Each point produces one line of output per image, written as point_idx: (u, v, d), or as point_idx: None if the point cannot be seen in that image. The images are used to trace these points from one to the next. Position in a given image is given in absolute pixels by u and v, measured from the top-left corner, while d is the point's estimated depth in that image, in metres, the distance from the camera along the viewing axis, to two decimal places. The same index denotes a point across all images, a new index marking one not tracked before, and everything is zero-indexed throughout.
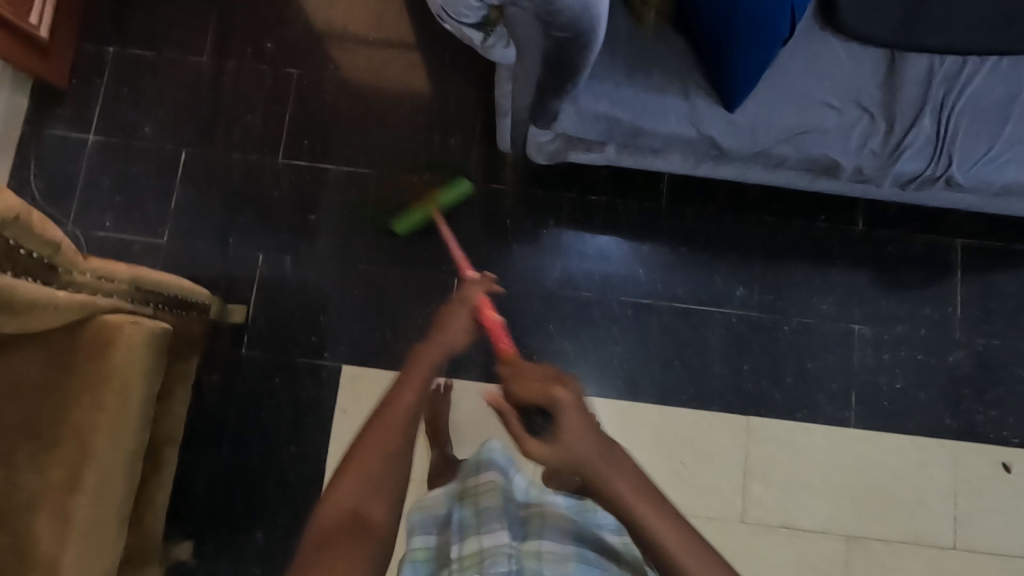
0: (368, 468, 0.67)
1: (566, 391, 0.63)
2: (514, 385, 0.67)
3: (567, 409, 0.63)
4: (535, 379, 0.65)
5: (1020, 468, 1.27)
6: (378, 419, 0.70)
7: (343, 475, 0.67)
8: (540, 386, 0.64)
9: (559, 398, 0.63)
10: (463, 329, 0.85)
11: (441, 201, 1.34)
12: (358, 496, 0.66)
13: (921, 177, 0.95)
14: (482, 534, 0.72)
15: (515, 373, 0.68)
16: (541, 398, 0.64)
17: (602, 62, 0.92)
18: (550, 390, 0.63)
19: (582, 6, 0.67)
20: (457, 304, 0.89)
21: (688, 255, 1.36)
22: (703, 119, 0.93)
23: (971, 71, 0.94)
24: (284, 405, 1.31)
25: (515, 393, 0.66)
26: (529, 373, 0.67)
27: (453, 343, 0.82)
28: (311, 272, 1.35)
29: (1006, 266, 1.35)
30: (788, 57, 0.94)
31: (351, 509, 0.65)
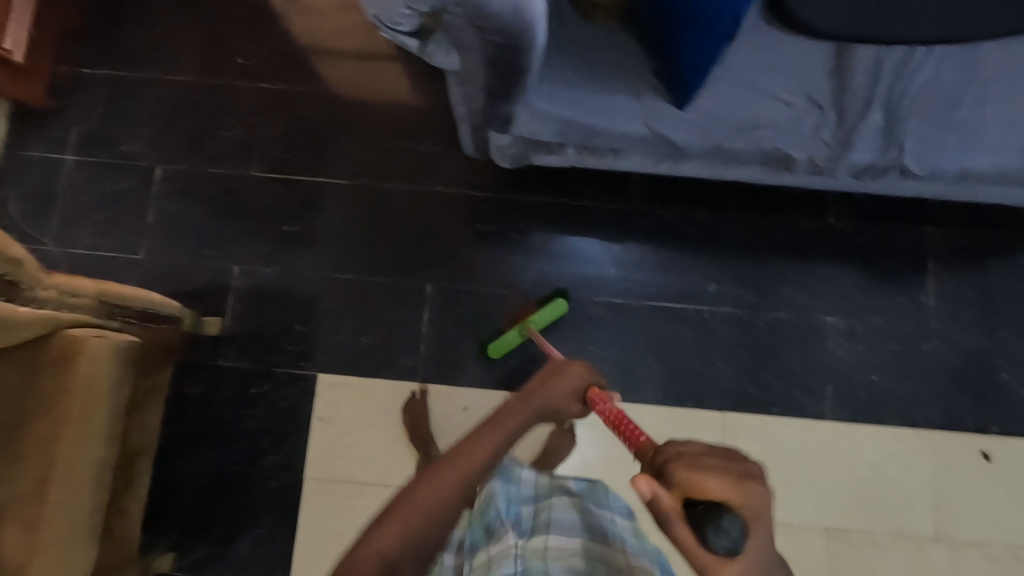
0: (409, 521, 0.72)
1: (757, 485, 0.66)
2: (699, 477, 0.66)
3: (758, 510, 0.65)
4: (724, 477, 0.66)
5: (1000, 456, 1.27)
6: (450, 467, 0.78)
7: (388, 522, 0.72)
8: (732, 479, 0.66)
9: (751, 502, 0.65)
10: (570, 399, 0.96)
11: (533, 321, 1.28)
12: (397, 549, 0.70)
13: (873, 166, 0.96)
14: (490, 545, 0.79)
15: (691, 462, 0.68)
16: (734, 496, 0.65)
17: (551, 63, 0.93)
18: (747, 484, 0.66)
19: (511, 10, 0.69)
20: (570, 368, 0.97)
21: (660, 253, 1.35)
22: (657, 117, 0.94)
23: (918, 61, 0.95)
24: (262, 414, 1.32)
25: (700, 487, 0.65)
26: (710, 465, 0.68)
27: (557, 405, 0.95)
28: (286, 281, 1.36)
29: (984, 253, 1.33)
30: (739, 53, 0.94)
31: (384, 558, 0.69)
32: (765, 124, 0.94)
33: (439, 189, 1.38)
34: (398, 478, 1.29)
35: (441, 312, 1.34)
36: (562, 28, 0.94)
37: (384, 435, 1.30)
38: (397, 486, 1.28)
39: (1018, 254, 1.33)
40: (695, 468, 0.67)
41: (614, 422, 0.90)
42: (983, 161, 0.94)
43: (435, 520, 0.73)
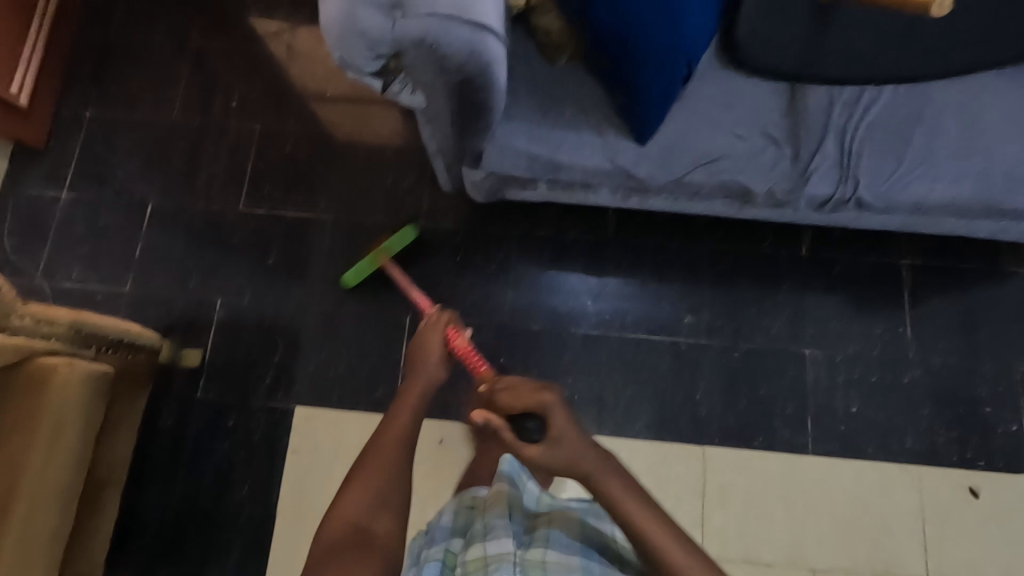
0: (370, 485, 0.80)
1: (552, 393, 0.75)
2: (507, 397, 0.77)
3: (555, 410, 0.75)
4: (526, 390, 0.76)
5: (987, 491, 1.24)
6: (375, 444, 0.84)
7: (349, 489, 0.80)
8: (528, 392, 0.76)
9: (546, 401, 0.75)
10: (434, 360, 0.94)
11: (388, 246, 1.34)
12: (364, 507, 0.79)
13: (832, 199, 0.98)
14: (488, 541, 0.75)
15: (504, 386, 0.79)
16: (533, 401, 0.75)
17: (517, 103, 0.98)
18: (540, 394, 0.75)
19: (468, 50, 0.72)
20: (430, 326, 0.97)
21: (635, 284, 1.37)
22: (620, 152, 0.98)
23: (870, 98, 0.99)
24: (237, 445, 1.31)
25: (507, 403, 0.76)
26: (520, 384, 0.78)
27: (429, 374, 0.92)
28: (267, 313, 1.38)
29: (959, 285, 1.34)
30: (696, 93, 0.99)
31: (357, 520, 0.78)
32: (724, 158, 0.98)
33: (419, 222, 1.42)
34: None
35: None
36: (527, 68, 0.99)
37: None
38: None
39: (992, 285, 1.34)
40: (503, 389, 0.78)
41: (464, 356, 0.96)
42: (940, 193, 0.97)
43: (392, 479, 0.81)
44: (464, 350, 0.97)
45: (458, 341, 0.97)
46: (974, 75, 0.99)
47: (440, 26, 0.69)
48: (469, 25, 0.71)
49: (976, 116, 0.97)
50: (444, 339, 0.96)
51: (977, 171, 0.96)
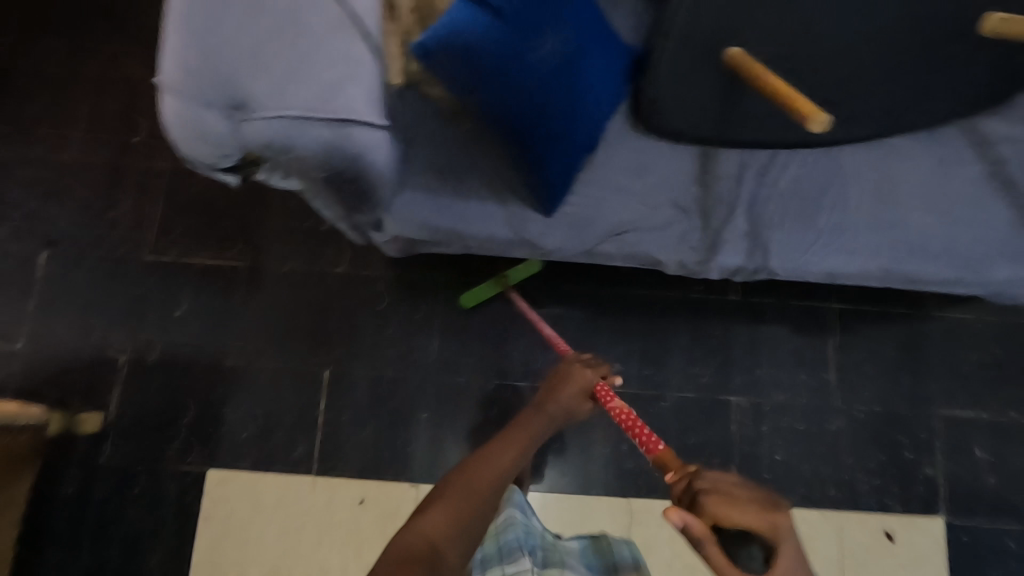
0: (457, 505, 0.72)
1: (787, 518, 0.66)
2: (725, 507, 0.67)
3: (786, 539, 0.66)
4: (751, 507, 0.67)
5: (904, 536, 1.26)
6: (472, 464, 0.79)
7: (435, 506, 0.71)
8: (758, 511, 0.67)
9: (781, 526, 0.66)
10: (577, 395, 0.95)
11: (512, 278, 1.29)
12: (449, 531, 0.69)
13: (744, 269, 0.96)
14: (505, 563, 0.83)
15: (714, 489, 0.69)
16: (760, 525, 0.66)
17: (414, 172, 0.92)
18: (773, 518, 0.66)
19: (326, 145, 0.68)
20: (578, 369, 0.97)
21: (565, 333, 1.33)
22: (527, 223, 0.93)
23: (781, 164, 0.96)
24: (144, 514, 1.24)
25: (724, 517, 0.66)
26: (738, 494, 0.68)
27: (555, 412, 0.93)
28: (176, 369, 1.30)
29: (882, 328, 1.34)
30: (604, 159, 0.95)
31: (431, 539, 0.67)
32: (634, 229, 0.94)
33: (340, 270, 1.35)
34: None
35: (341, 399, 1.29)
36: (425, 132, 0.92)
37: (275, 532, 1.24)
38: None
39: (913, 328, 1.35)
40: (720, 494, 0.68)
41: (623, 420, 0.89)
42: (850, 264, 0.95)
43: (475, 509, 0.73)
44: (620, 408, 0.90)
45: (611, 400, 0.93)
46: (886, 139, 0.97)
47: (296, 128, 0.66)
48: (326, 122, 0.67)
49: (887, 184, 0.95)
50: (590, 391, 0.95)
51: (887, 242, 0.94)
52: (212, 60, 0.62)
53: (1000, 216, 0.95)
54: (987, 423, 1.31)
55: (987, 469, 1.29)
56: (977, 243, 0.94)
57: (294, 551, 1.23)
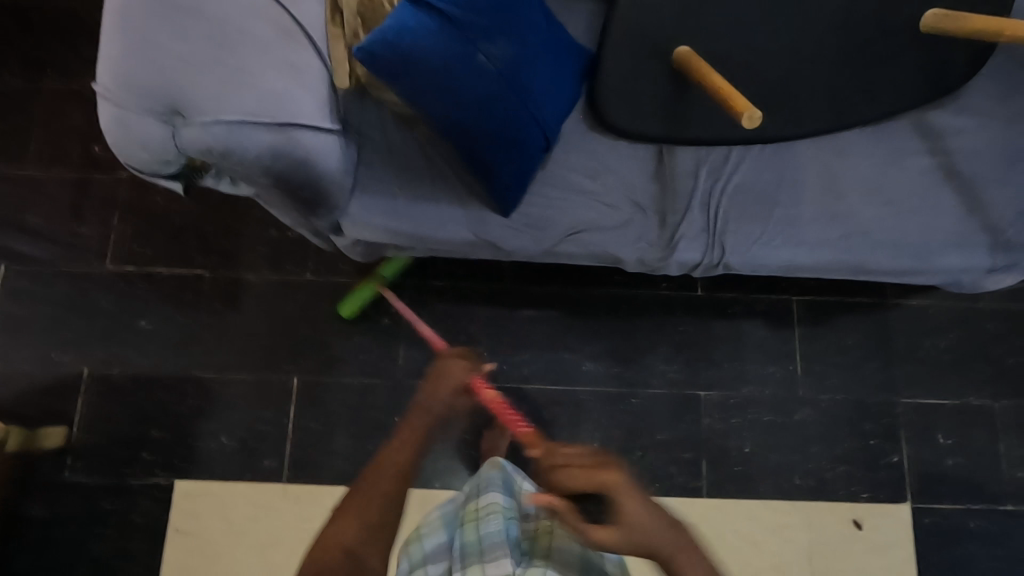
0: (366, 511, 0.74)
1: (611, 471, 0.72)
2: (560, 479, 0.73)
3: (615, 491, 0.72)
4: (581, 469, 0.73)
5: (871, 522, 1.28)
6: (371, 474, 0.78)
7: (343, 517, 0.74)
8: (587, 472, 0.72)
9: (607, 481, 0.72)
10: (449, 394, 0.86)
11: (383, 272, 1.29)
12: (360, 539, 0.72)
13: (702, 264, 0.97)
14: (486, 562, 0.77)
15: (558, 462, 0.74)
16: (592, 484, 0.72)
17: (371, 175, 0.91)
18: (595, 476, 0.72)
19: (271, 149, 0.68)
20: (449, 365, 0.88)
21: (534, 333, 1.33)
22: (484, 225, 0.93)
23: (736, 160, 0.97)
24: (111, 529, 1.21)
25: (561, 487, 0.73)
26: (570, 461, 0.74)
27: (437, 411, 0.85)
28: (141, 380, 1.28)
29: (846, 320, 1.37)
30: (560, 159, 0.95)
31: (348, 548, 0.72)
32: (592, 228, 0.94)
33: (307, 276, 1.33)
34: None
35: (310, 406, 1.28)
36: (381, 136, 0.92)
37: (244, 542, 1.22)
38: None
39: (876, 318, 1.37)
40: (559, 465, 0.74)
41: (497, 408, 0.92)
42: (805, 257, 0.96)
43: (388, 508, 0.75)
44: (491, 400, 0.92)
45: (486, 389, 0.93)
46: (836, 134, 0.99)
47: (233, 134, 0.65)
48: (268, 126, 0.67)
49: (838, 178, 0.97)
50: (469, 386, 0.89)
51: (841, 235, 0.96)
52: (152, 70, 0.61)
53: (950, 205, 0.97)
54: (950, 408, 1.34)
55: (951, 455, 1.32)
56: (929, 232, 0.96)
57: (265, 561, 1.21)
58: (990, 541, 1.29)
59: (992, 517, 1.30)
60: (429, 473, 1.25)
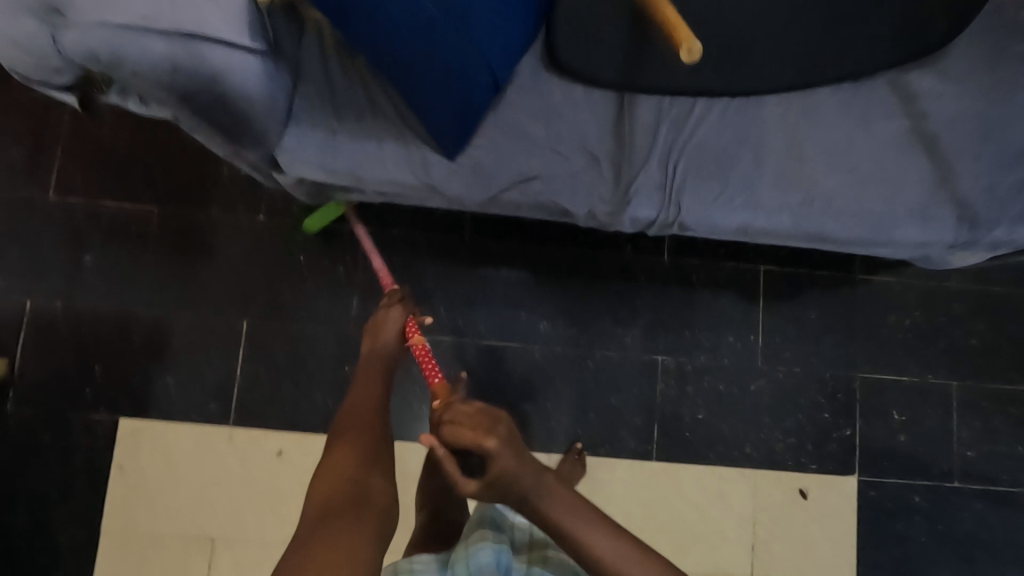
0: (357, 444, 0.77)
1: (496, 440, 0.68)
2: (449, 435, 0.69)
3: (496, 457, 0.68)
4: (468, 428, 0.69)
5: (817, 494, 1.29)
6: (347, 418, 0.82)
7: (332, 456, 0.76)
8: (472, 435, 0.68)
9: (489, 447, 0.68)
10: (392, 339, 0.95)
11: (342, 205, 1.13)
12: (360, 466, 0.75)
13: (656, 222, 0.93)
14: None
15: (448, 420, 0.71)
16: (474, 445, 0.68)
17: (306, 108, 0.86)
18: (478, 439, 0.67)
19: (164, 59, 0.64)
20: (388, 313, 0.97)
21: (491, 289, 1.30)
22: (428, 169, 0.89)
23: (699, 114, 0.91)
24: (55, 463, 1.21)
25: (447, 443, 0.70)
26: (462, 420, 0.70)
27: (385, 358, 0.93)
28: (86, 316, 1.24)
29: (811, 293, 1.34)
30: (512, 102, 0.89)
31: (350, 479, 0.73)
32: (541, 177, 0.90)
33: (259, 218, 1.28)
34: (204, 527, 1.21)
35: (259, 352, 1.25)
36: (319, 66, 0.86)
37: (188, 482, 1.22)
38: (207, 537, 1.21)
39: (842, 293, 1.34)
40: (450, 421, 0.70)
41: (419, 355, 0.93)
42: (764, 220, 0.92)
43: (378, 441, 0.79)
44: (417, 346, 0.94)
45: (416, 335, 0.96)
46: (808, 91, 0.92)
47: (126, 38, 0.62)
48: (163, 35, 0.63)
49: (805, 139, 0.92)
50: (401, 333, 0.96)
51: (802, 198, 0.92)
52: None
53: (919, 175, 0.92)
54: (906, 385, 1.33)
55: (902, 431, 1.32)
56: (892, 202, 0.92)
57: (210, 502, 1.22)
58: (930, 517, 1.30)
59: (936, 493, 1.31)
60: None
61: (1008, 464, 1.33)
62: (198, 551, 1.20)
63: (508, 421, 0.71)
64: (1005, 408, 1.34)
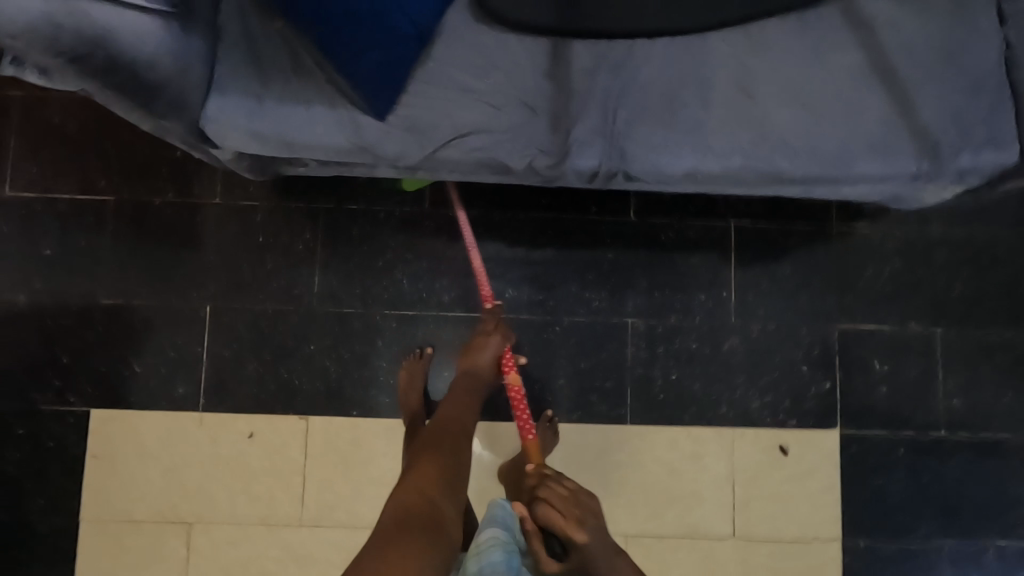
0: (439, 466, 0.83)
1: (584, 534, 0.84)
2: (545, 513, 0.86)
3: (580, 548, 0.83)
4: (562, 512, 0.86)
5: (796, 450, 1.26)
6: (433, 435, 0.90)
7: (416, 472, 0.82)
8: (566, 522, 0.84)
9: (575, 538, 0.83)
10: (489, 366, 1.06)
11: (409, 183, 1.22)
12: (434, 486, 0.79)
13: (599, 171, 0.91)
14: None
15: (545, 499, 0.88)
16: (563, 530, 0.84)
17: (226, 74, 0.83)
18: (570, 530, 0.84)
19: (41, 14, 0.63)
20: (489, 340, 1.09)
21: (455, 259, 1.28)
22: (360, 130, 0.86)
23: (640, 56, 0.87)
24: (28, 454, 1.21)
25: (541, 518, 0.86)
26: (556, 505, 0.87)
27: (482, 380, 1.04)
28: (49, 308, 1.24)
29: (784, 246, 1.29)
30: (442, 56, 0.86)
31: (427, 496, 0.77)
32: (477, 132, 0.88)
33: (215, 201, 1.26)
34: (180, 512, 1.22)
35: (222, 336, 1.25)
36: (237, 28, 0.84)
37: (162, 468, 1.22)
38: (184, 521, 1.22)
39: (816, 244, 1.30)
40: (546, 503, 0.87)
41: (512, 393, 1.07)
42: (713, 163, 0.88)
43: (456, 466, 0.85)
44: (513, 385, 1.08)
45: (513, 372, 1.09)
46: (756, 23, 0.86)
47: None
48: None
49: (754, 74, 0.87)
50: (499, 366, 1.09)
51: (753, 138, 0.88)
52: None
53: (876, 106, 0.87)
54: (887, 335, 1.29)
55: (883, 382, 1.28)
56: (850, 137, 0.88)
57: (185, 486, 1.22)
58: (915, 467, 1.27)
59: (920, 443, 1.28)
60: (346, 400, 1.25)
61: (995, 411, 1.29)
62: (175, 535, 1.21)
63: (592, 510, 0.88)
64: (991, 354, 1.30)
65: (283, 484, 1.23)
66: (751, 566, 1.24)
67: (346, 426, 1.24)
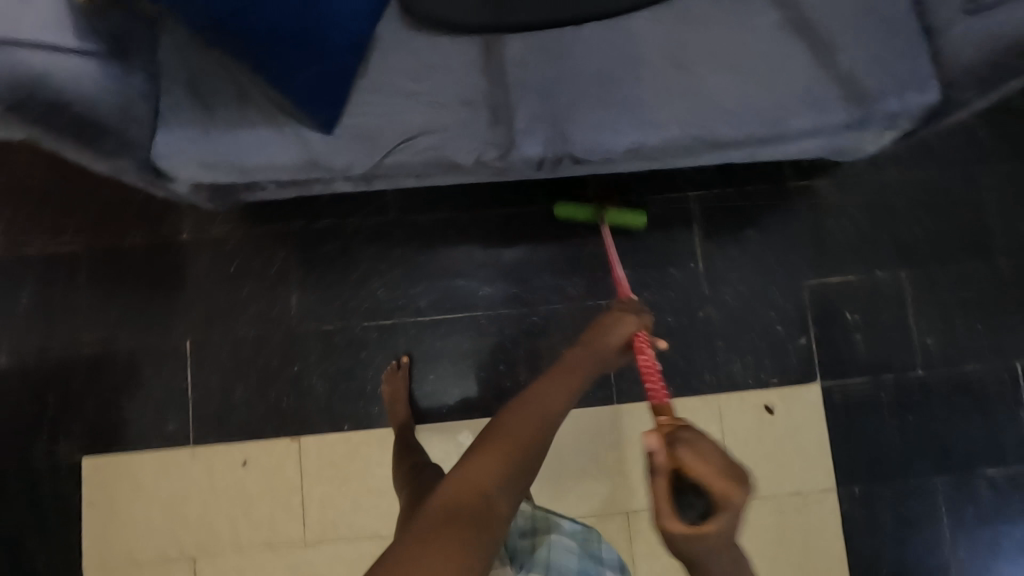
0: (507, 453, 0.64)
1: (744, 497, 0.59)
2: (694, 458, 0.62)
3: (730, 512, 0.59)
4: (715, 462, 0.61)
5: (783, 407, 1.29)
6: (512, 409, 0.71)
7: (476, 454, 0.63)
8: (720, 476, 0.60)
9: (734, 499, 0.59)
10: (613, 344, 0.87)
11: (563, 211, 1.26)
12: (495, 479, 0.61)
13: (546, 157, 0.94)
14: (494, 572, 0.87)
15: (689, 440, 0.63)
16: (715, 482, 0.60)
17: (171, 109, 0.85)
18: (731, 487, 0.59)
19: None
20: (618, 322, 0.90)
21: (427, 263, 1.30)
22: (307, 145, 0.88)
23: (569, 43, 0.90)
24: (26, 511, 1.22)
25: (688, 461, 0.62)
26: (709, 456, 0.62)
27: (601, 361, 0.85)
28: (30, 362, 1.24)
29: (744, 211, 1.33)
30: (379, 65, 0.89)
31: (482, 491, 0.59)
32: (423, 133, 0.90)
33: (184, 236, 1.28)
34: (184, 548, 1.22)
35: (206, 368, 1.26)
36: (177, 62, 0.86)
37: (161, 506, 1.23)
38: (188, 556, 1.22)
39: (775, 205, 1.33)
40: (688, 442, 0.63)
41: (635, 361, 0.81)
42: (654, 135, 0.91)
43: (533, 456, 0.66)
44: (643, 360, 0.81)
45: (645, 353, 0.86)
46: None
47: None
48: None
49: (682, 45, 0.91)
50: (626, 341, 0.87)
51: (689, 106, 0.91)
52: None
53: (801, 62, 0.91)
54: (855, 285, 1.32)
55: (858, 330, 1.31)
56: (782, 94, 0.91)
57: (186, 521, 1.22)
58: (899, 409, 1.30)
59: (901, 385, 1.30)
60: (336, 415, 1.26)
61: (970, 344, 1.32)
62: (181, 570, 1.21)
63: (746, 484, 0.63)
64: (958, 289, 1.33)
65: (284, 505, 1.24)
66: (753, 525, 1.26)
67: (340, 440, 1.25)
